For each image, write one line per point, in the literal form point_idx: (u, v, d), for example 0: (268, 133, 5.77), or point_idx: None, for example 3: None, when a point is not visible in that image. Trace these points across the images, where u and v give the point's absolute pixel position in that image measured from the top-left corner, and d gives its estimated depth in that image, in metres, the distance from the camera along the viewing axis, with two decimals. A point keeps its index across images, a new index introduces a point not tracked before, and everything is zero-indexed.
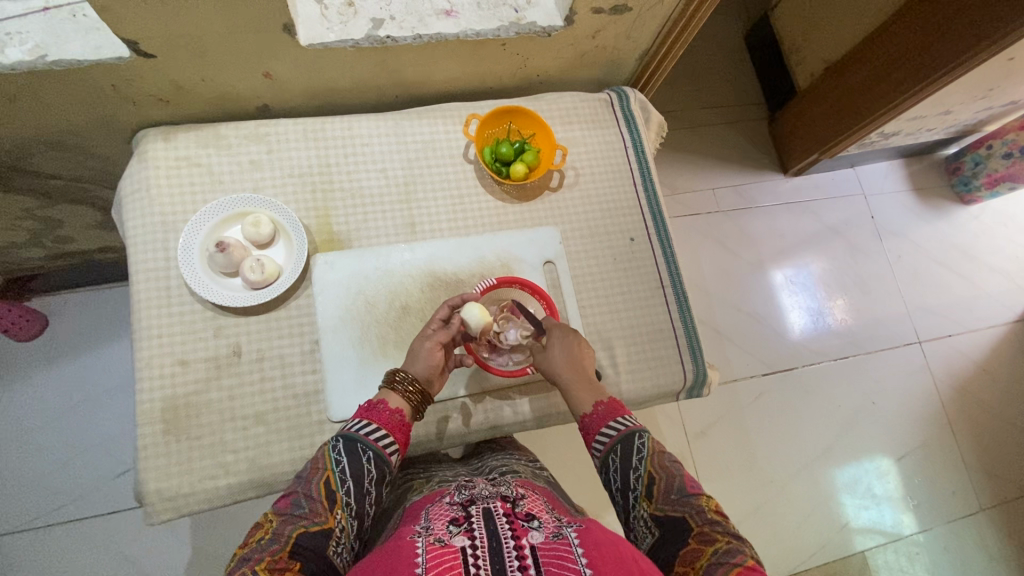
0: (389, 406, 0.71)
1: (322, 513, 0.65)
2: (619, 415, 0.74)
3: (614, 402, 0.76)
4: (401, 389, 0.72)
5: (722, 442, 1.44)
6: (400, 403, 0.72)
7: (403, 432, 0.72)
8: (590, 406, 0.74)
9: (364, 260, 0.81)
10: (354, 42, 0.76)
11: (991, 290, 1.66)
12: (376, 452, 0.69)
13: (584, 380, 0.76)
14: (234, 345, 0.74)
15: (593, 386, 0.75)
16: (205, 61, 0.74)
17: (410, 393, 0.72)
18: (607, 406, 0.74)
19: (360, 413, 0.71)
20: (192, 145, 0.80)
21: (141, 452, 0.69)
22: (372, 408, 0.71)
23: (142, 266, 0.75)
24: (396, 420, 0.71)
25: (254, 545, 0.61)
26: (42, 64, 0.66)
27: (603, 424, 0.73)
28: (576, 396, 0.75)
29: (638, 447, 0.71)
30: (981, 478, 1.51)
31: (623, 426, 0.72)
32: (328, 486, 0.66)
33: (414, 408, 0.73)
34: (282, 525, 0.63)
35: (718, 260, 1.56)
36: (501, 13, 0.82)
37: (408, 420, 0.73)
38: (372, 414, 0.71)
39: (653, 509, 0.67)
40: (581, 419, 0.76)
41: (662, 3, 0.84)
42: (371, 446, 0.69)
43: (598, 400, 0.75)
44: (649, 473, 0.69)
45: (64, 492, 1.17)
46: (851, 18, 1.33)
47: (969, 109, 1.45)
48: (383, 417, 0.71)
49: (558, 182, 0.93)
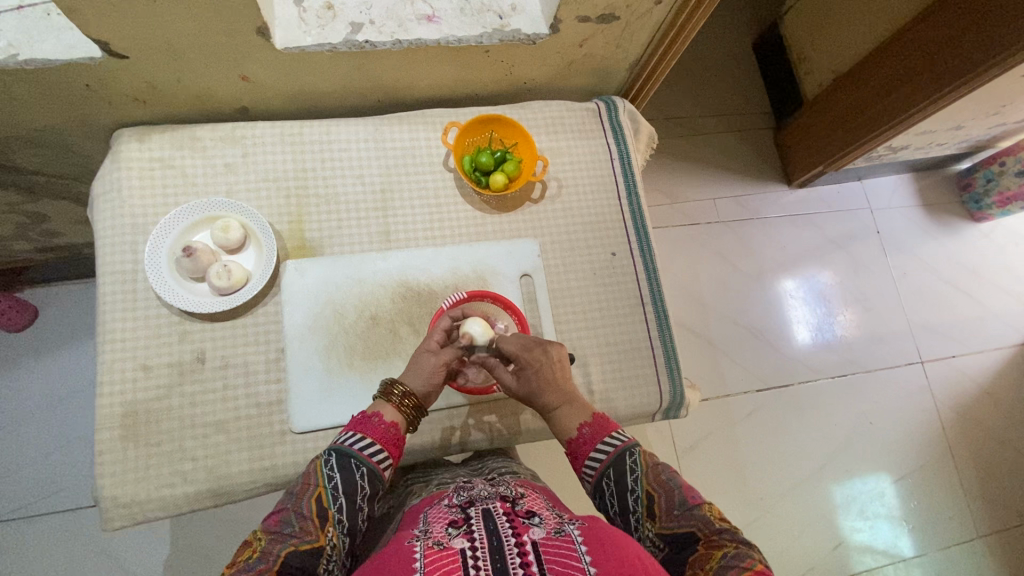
0: (384, 419, 0.71)
1: (313, 531, 0.65)
2: (609, 433, 0.73)
3: (602, 420, 0.74)
4: (396, 402, 0.72)
5: (712, 459, 1.41)
6: (395, 416, 0.72)
7: (397, 447, 0.72)
8: (575, 429, 0.73)
9: (335, 269, 0.82)
10: (331, 46, 0.74)
11: (998, 311, 1.61)
12: (370, 467, 0.69)
13: (569, 405, 0.74)
14: (198, 352, 0.76)
15: (580, 407, 0.74)
16: (180, 62, 0.73)
17: (405, 405, 0.72)
18: (593, 427, 0.72)
19: (351, 426, 0.72)
20: (167, 147, 0.81)
21: (98, 458, 0.72)
22: (366, 422, 0.71)
23: (110, 269, 0.77)
24: (390, 433, 0.71)
25: (242, 565, 0.62)
26: (13, 64, 0.65)
27: (592, 448, 0.72)
28: (561, 421, 0.74)
29: (631, 466, 0.70)
30: (981, 504, 1.47)
31: (612, 447, 0.71)
32: (320, 502, 0.66)
33: (409, 421, 0.73)
34: (271, 544, 0.63)
35: (718, 273, 1.53)
36: (484, 20, 0.79)
37: (403, 434, 0.73)
38: (365, 428, 0.71)
39: (658, 528, 0.66)
40: (568, 445, 0.74)
41: (651, 12, 0.81)
42: (365, 462, 0.69)
43: (584, 423, 0.73)
44: (647, 492, 0.68)
45: (43, 486, 1.17)
46: (861, 29, 1.29)
47: (982, 124, 1.40)
48: (378, 431, 0.71)
49: (540, 194, 0.91)
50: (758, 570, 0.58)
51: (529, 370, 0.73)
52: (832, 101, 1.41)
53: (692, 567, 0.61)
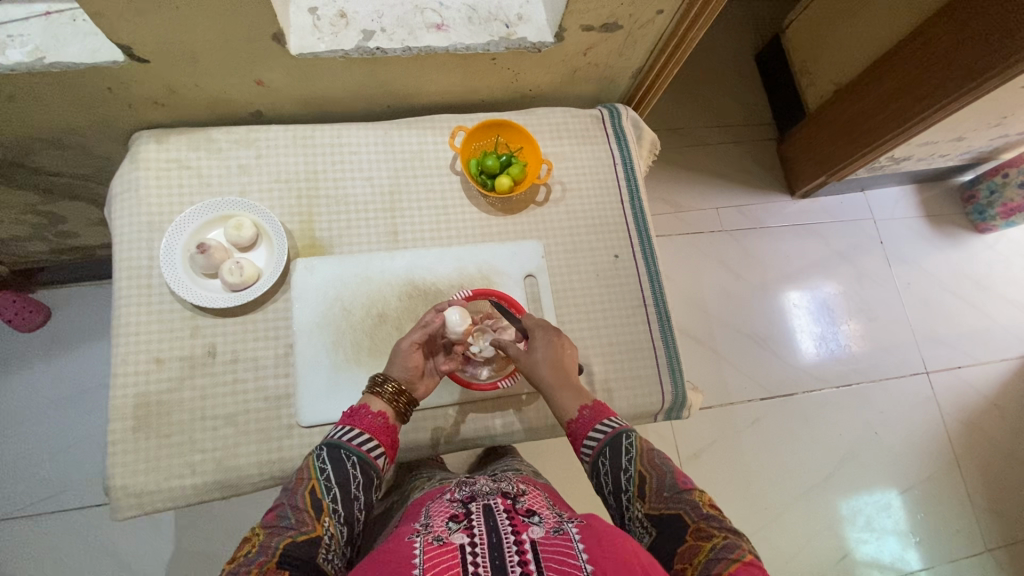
0: (371, 410, 0.73)
1: (309, 522, 0.66)
2: (604, 418, 0.74)
3: (599, 406, 0.76)
4: (383, 394, 0.74)
5: (715, 466, 1.40)
6: (382, 407, 0.74)
7: (388, 436, 0.74)
8: (575, 411, 0.75)
9: (343, 267, 0.84)
10: (343, 53, 0.77)
11: (1004, 322, 1.60)
12: (361, 457, 0.71)
13: (568, 387, 0.76)
14: (209, 346, 0.79)
15: (577, 390, 0.76)
16: (198, 68, 0.76)
17: (392, 397, 0.74)
18: (592, 410, 0.75)
19: (342, 419, 0.74)
20: (183, 147, 0.84)
21: (111, 447, 0.73)
22: (355, 414, 0.73)
23: (126, 264, 0.80)
24: (379, 423, 0.73)
25: (241, 559, 0.62)
26: (39, 66, 0.68)
27: (590, 429, 0.74)
28: (561, 402, 0.75)
29: (626, 447, 0.71)
30: (989, 516, 1.45)
31: (610, 429, 0.73)
32: (314, 495, 0.68)
33: (399, 411, 0.75)
34: (269, 537, 0.64)
35: (723, 282, 1.54)
36: (491, 28, 0.82)
37: (393, 423, 0.74)
38: (354, 420, 0.73)
39: (646, 509, 0.68)
40: (569, 426, 0.76)
41: (654, 20, 0.83)
42: (355, 452, 0.70)
43: (583, 405, 0.76)
44: (639, 472, 0.70)
45: (53, 483, 1.18)
46: (863, 41, 1.31)
47: (983, 137, 1.41)
48: (365, 421, 0.72)
49: (544, 197, 0.93)
50: (745, 560, 0.59)
51: (540, 348, 0.77)
52: (834, 109, 1.42)
53: (681, 554, 0.63)
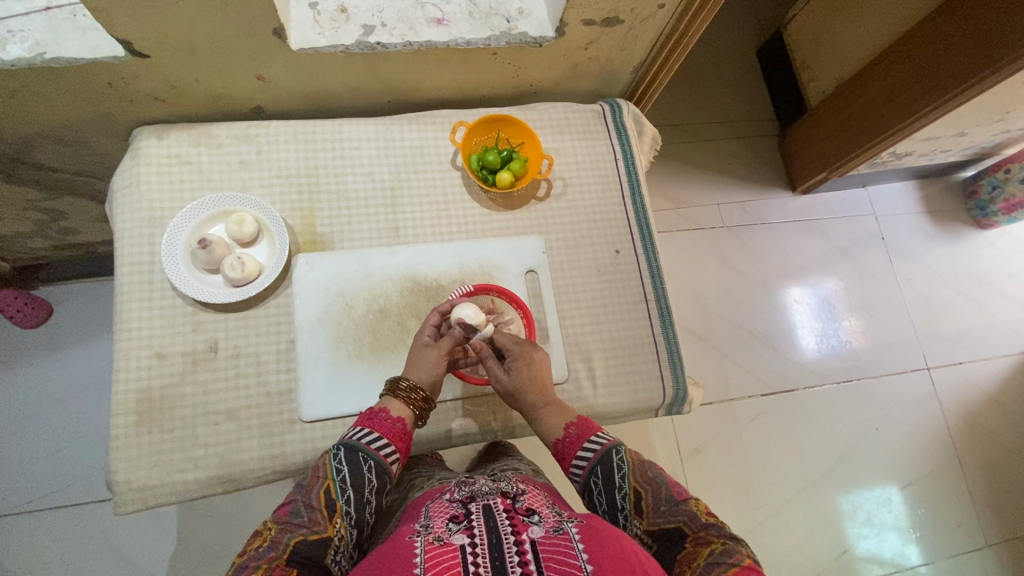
0: (392, 415, 0.73)
1: (322, 522, 0.66)
2: (592, 433, 0.76)
3: (585, 421, 0.77)
4: (404, 397, 0.74)
5: (717, 462, 1.41)
6: (402, 411, 0.75)
7: (404, 441, 0.74)
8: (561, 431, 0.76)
9: (344, 263, 0.84)
10: (344, 48, 0.77)
11: (1005, 318, 1.60)
12: (377, 461, 0.71)
13: (553, 404, 0.78)
14: (211, 341, 0.79)
15: (561, 412, 0.77)
16: (198, 62, 0.75)
17: (413, 400, 0.74)
18: (578, 427, 0.76)
19: (360, 421, 0.74)
20: (183, 143, 0.84)
21: (114, 442, 0.74)
22: (374, 417, 0.73)
23: (128, 260, 0.80)
24: (397, 428, 0.74)
25: (252, 553, 0.62)
26: (40, 62, 0.68)
27: (578, 448, 0.74)
28: (546, 422, 0.77)
29: (618, 464, 0.72)
30: (989, 511, 1.45)
31: (601, 443, 0.74)
32: (328, 495, 0.68)
33: (418, 414, 0.75)
34: (280, 533, 0.64)
35: (723, 279, 1.54)
36: (491, 22, 0.81)
37: (409, 429, 0.75)
38: (373, 423, 0.73)
39: (646, 525, 0.68)
40: (553, 445, 0.77)
41: (655, 15, 0.83)
42: (372, 456, 0.71)
43: (569, 423, 0.77)
44: (634, 488, 0.71)
45: (55, 478, 1.19)
46: (865, 35, 1.30)
47: (986, 132, 1.41)
48: (384, 426, 0.73)
49: (545, 192, 0.94)
50: (745, 565, 0.59)
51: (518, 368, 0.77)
52: (836, 104, 1.41)
53: (680, 561, 0.63)
